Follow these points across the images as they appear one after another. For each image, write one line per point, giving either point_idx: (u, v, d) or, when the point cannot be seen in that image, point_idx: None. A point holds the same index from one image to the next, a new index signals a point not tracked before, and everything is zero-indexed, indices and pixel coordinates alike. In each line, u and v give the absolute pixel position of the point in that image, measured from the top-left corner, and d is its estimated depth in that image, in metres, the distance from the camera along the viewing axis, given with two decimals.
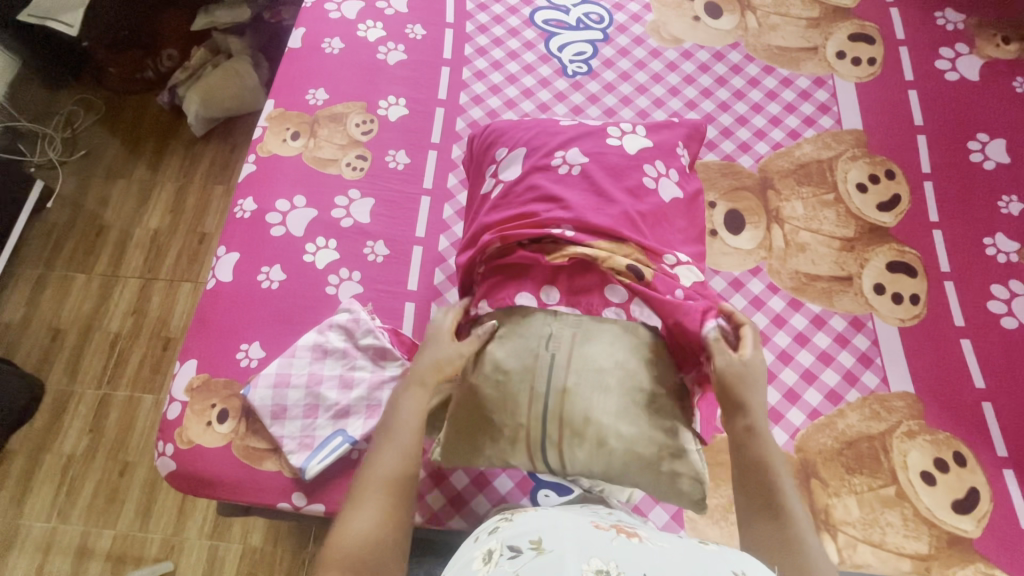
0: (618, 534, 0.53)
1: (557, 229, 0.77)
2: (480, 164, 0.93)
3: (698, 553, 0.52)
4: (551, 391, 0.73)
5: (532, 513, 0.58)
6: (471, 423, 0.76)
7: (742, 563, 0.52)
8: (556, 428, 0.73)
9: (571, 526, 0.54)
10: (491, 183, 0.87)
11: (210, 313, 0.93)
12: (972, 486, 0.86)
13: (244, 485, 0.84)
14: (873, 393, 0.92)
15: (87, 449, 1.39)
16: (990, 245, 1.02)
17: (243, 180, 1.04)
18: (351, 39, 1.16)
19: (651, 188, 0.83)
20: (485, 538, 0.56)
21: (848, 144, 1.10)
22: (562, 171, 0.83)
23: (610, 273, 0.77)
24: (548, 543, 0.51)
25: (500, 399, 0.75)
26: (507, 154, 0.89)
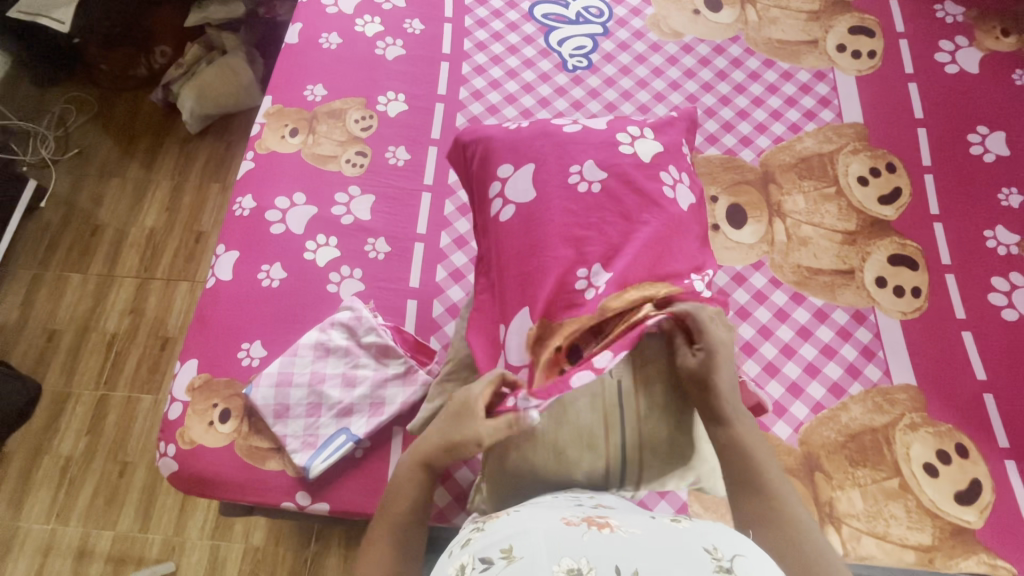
0: (589, 527, 0.52)
1: (583, 272, 0.74)
2: (481, 174, 0.88)
3: (671, 533, 0.51)
4: (626, 417, 0.73)
5: (505, 519, 0.56)
6: (543, 463, 0.71)
7: (716, 535, 0.51)
8: (634, 449, 0.72)
9: (541, 525, 0.52)
10: (499, 205, 0.83)
11: (210, 311, 0.92)
12: (974, 477, 0.86)
13: (248, 485, 0.83)
14: (875, 385, 0.92)
15: (85, 451, 1.38)
16: (990, 237, 1.02)
17: (242, 178, 1.03)
18: (348, 34, 1.15)
19: (670, 197, 0.81)
20: (458, 551, 0.54)
21: (848, 138, 1.10)
22: (580, 189, 0.80)
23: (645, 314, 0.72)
24: (518, 551, 0.49)
25: (572, 434, 0.72)
26: (515, 172, 0.84)
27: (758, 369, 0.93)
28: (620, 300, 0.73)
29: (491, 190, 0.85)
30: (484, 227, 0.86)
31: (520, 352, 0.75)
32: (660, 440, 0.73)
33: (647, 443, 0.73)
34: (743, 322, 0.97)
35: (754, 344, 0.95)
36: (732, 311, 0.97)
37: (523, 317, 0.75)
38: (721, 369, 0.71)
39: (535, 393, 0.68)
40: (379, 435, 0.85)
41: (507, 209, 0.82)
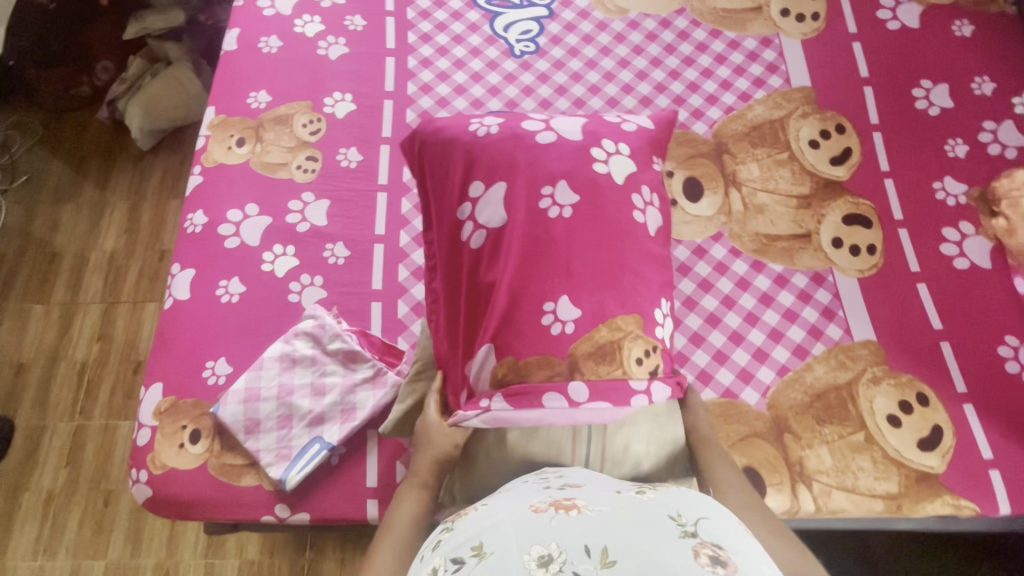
0: (557, 511, 0.52)
1: (550, 307, 0.71)
2: (449, 192, 0.82)
3: (636, 505, 0.52)
4: (593, 432, 0.72)
5: (473, 515, 0.56)
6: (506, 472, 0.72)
7: (679, 503, 0.53)
8: (596, 461, 0.72)
9: (507, 517, 0.53)
10: (470, 231, 0.78)
11: (170, 332, 0.90)
12: (936, 424, 0.89)
13: (225, 503, 0.82)
14: (837, 344, 0.94)
15: (67, 482, 1.36)
16: (940, 189, 1.04)
17: (191, 194, 1.00)
18: (288, 36, 1.12)
19: (640, 223, 0.78)
20: (430, 555, 0.54)
21: (797, 102, 1.11)
22: (552, 215, 0.75)
23: (625, 364, 0.71)
24: (488, 547, 0.49)
25: (540, 449, 0.71)
26: (486, 194, 0.78)
27: (723, 340, 0.95)
28: (589, 345, 0.71)
29: (461, 217, 0.79)
30: (445, 251, 0.81)
31: (486, 381, 0.73)
32: (616, 451, 0.72)
33: (613, 458, 0.72)
34: (706, 294, 0.98)
35: (718, 314, 0.97)
36: (694, 284, 0.99)
37: (487, 357, 0.72)
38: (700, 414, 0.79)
39: (507, 403, 0.70)
40: (354, 441, 0.85)
41: (478, 236, 0.77)
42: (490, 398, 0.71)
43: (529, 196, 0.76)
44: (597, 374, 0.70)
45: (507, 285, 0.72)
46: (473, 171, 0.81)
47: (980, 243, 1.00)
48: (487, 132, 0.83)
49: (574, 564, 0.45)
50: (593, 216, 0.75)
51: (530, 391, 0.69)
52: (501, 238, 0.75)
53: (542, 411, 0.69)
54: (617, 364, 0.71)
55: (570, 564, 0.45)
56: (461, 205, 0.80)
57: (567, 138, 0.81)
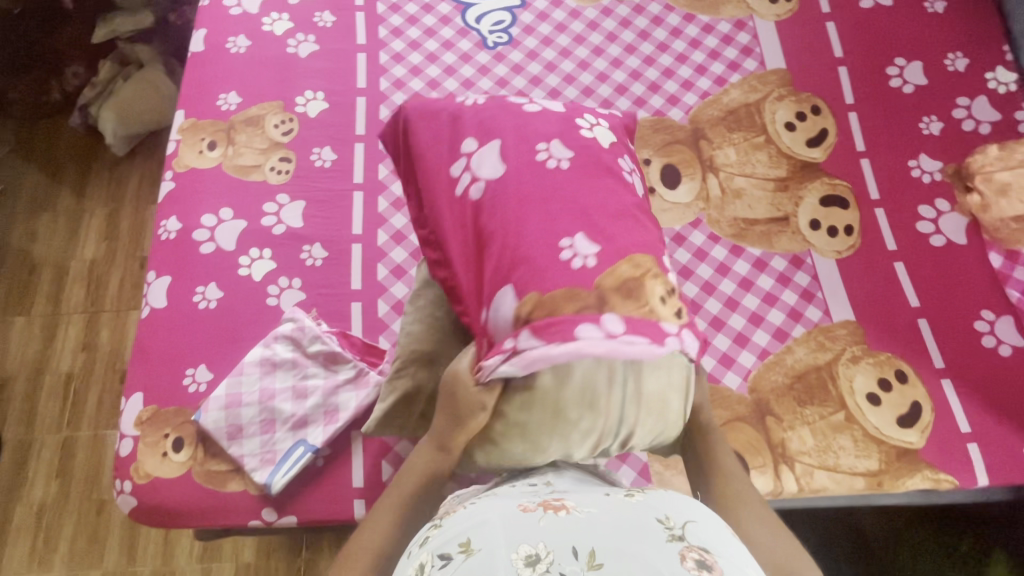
0: (545, 511, 0.53)
1: (568, 242, 0.64)
2: (440, 154, 0.77)
3: (624, 508, 0.53)
4: (627, 373, 0.64)
5: (461, 513, 0.56)
6: (541, 431, 0.65)
7: (667, 506, 0.54)
8: (634, 413, 0.65)
9: (496, 515, 0.53)
10: (468, 183, 0.72)
11: (148, 341, 0.89)
12: (914, 400, 0.90)
13: (210, 510, 0.82)
14: (816, 325, 0.95)
15: (58, 494, 1.35)
16: (915, 167, 1.05)
17: (164, 200, 0.99)
18: (256, 35, 1.10)
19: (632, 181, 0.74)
20: (417, 551, 0.54)
21: (773, 85, 1.11)
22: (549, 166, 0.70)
23: (657, 301, 0.64)
24: (476, 544, 0.49)
25: (573, 394, 0.63)
26: (480, 147, 0.73)
27: (704, 325, 0.95)
28: (615, 279, 0.63)
29: (456, 173, 0.74)
30: (438, 210, 0.74)
31: (509, 323, 0.64)
32: (651, 399, 0.66)
33: (650, 409, 0.66)
34: (686, 281, 0.98)
35: (698, 301, 0.97)
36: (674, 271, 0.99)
37: (508, 297, 0.64)
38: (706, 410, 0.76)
39: (536, 338, 0.60)
40: (338, 442, 0.85)
41: (477, 186, 0.71)
42: (516, 337, 0.62)
43: (523, 150, 0.71)
44: (628, 306, 0.62)
45: (513, 227, 0.66)
46: (460, 132, 0.77)
47: (955, 220, 1.01)
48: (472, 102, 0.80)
49: (561, 565, 0.45)
50: (592, 168, 0.71)
51: (559, 322, 0.60)
52: (501, 187, 0.70)
53: (578, 341, 0.60)
54: (644, 300, 0.63)
55: (557, 564, 0.45)
56: (455, 162, 0.75)
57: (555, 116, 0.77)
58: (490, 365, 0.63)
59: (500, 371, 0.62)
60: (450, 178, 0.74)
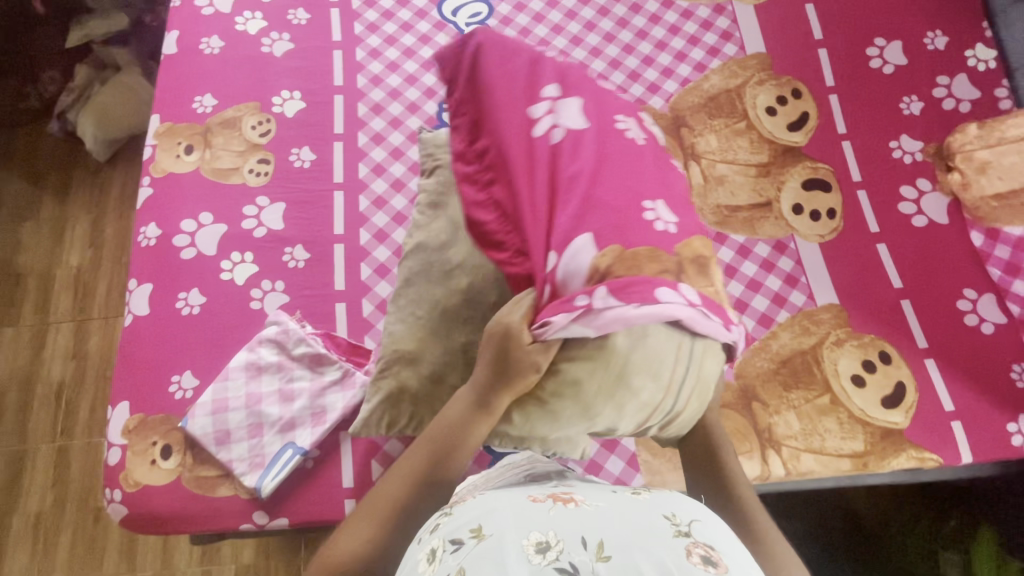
0: (555, 503, 0.53)
1: (651, 204, 0.73)
2: (517, 97, 0.81)
3: (631, 504, 0.53)
4: (689, 353, 0.70)
5: (472, 502, 0.56)
6: (598, 397, 0.69)
7: (673, 504, 0.53)
8: (687, 396, 0.71)
9: (506, 504, 0.53)
10: (548, 127, 0.77)
11: (132, 349, 0.89)
12: (898, 380, 0.91)
13: (201, 515, 0.82)
14: (801, 310, 0.96)
15: (55, 503, 1.36)
16: (896, 148, 1.05)
17: (143, 207, 0.97)
18: (230, 35, 1.09)
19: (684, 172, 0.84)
20: (427, 537, 0.54)
21: (753, 69, 1.10)
22: (628, 135, 0.78)
23: (717, 286, 0.74)
24: (488, 529, 0.49)
25: (635, 364, 0.68)
26: (563, 97, 0.79)
27: None
28: (686, 251, 0.73)
29: (535, 118, 0.78)
30: (512, 145, 0.78)
31: (584, 274, 0.69)
32: (705, 388, 0.73)
33: (700, 398, 0.72)
34: None
35: None
36: None
37: (588, 243, 0.70)
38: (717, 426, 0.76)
39: (616, 298, 0.67)
40: (327, 443, 0.85)
41: (556, 131, 0.76)
42: (592, 295, 0.67)
43: (602, 120, 0.78)
44: (697, 281, 0.72)
45: (593, 180, 0.73)
46: (542, 81, 0.81)
47: (937, 200, 1.01)
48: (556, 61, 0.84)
49: (570, 554, 0.45)
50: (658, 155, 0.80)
51: (641, 283, 0.67)
52: (581, 141, 0.76)
53: (658, 304, 0.67)
54: (709, 277, 0.73)
55: (566, 553, 0.45)
56: (536, 104, 0.79)
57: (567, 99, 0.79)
58: (561, 314, 0.67)
59: (569, 327, 0.67)
60: (531, 124, 0.79)
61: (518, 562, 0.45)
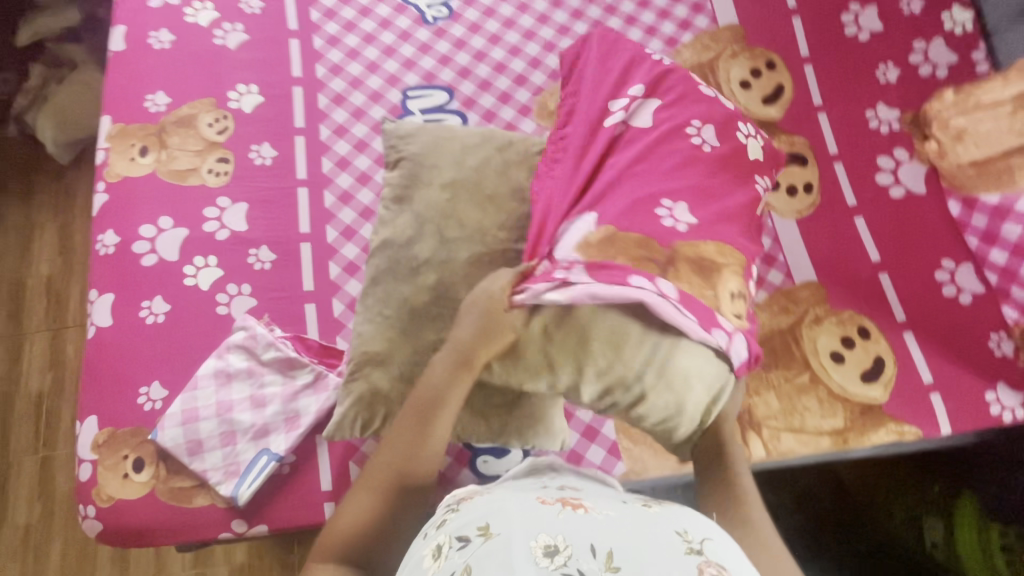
0: (564, 507, 0.50)
1: (668, 203, 0.76)
2: (604, 88, 0.85)
3: (641, 513, 0.50)
4: (661, 339, 0.70)
5: (478, 499, 0.54)
6: (560, 362, 0.71)
7: (686, 518, 0.50)
8: (653, 375, 0.70)
9: (514, 502, 0.50)
10: (617, 119, 0.82)
11: (97, 362, 0.86)
12: (877, 354, 0.90)
13: (178, 527, 0.81)
14: (778, 288, 0.95)
15: (43, 513, 1.34)
16: (872, 117, 1.03)
17: (98, 213, 0.94)
18: (180, 28, 1.04)
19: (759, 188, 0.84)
20: (433, 533, 0.51)
21: (726, 42, 1.07)
22: (693, 141, 0.81)
23: (723, 294, 0.74)
24: (495, 528, 0.47)
25: (603, 333, 0.70)
26: (643, 98, 0.84)
27: None
28: (688, 250, 0.74)
29: (612, 106, 0.83)
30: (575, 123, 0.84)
31: (574, 248, 0.74)
32: (679, 375, 0.70)
33: (670, 381, 0.70)
34: None
35: None
36: None
37: (586, 218, 0.75)
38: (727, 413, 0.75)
39: (588, 273, 0.70)
40: (303, 447, 0.84)
41: (617, 122, 0.82)
42: (568, 270, 0.71)
43: (677, 118, 0.82)
44: (688, 281, 0.72)
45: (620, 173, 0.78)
46: (634, 74, 0.86)
47: (914, 169, 0.99)
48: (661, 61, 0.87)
49: (579, 561, 0.43)
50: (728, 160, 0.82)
51: (616, 266, 0.71)
52: (641, 136, 0.81)
53: (628, 285, 0.69)
54: (709, 282, 0.73)
55: (575, 559, 0.43)
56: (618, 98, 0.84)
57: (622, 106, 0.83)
58: (537, 275, 0.73)
59: (544, 294, 0.70)
60: (603, 109, 0.83)
61: (526, 567, 0.43)
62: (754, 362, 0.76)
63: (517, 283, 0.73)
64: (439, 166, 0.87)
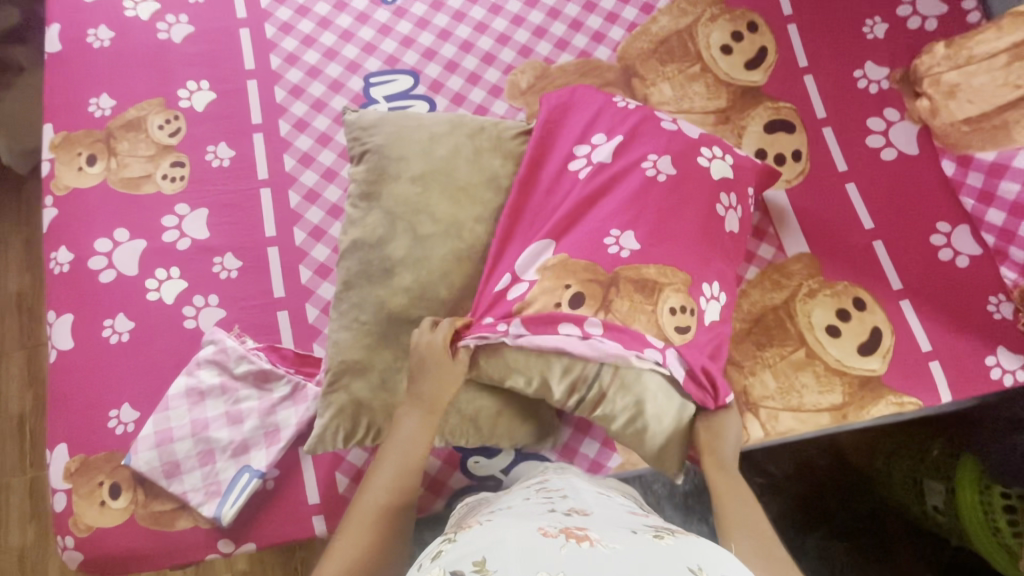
0: (567, 540, 0.47)
1: (614, 230, 0.74)
2: (572, 129, 0.83)
3: (651, 549, 0.46)
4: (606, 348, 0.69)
5: (477, 529, 0.51)
6: (524, 368, 0.71)
7: (700, 553, 0.47)
8: (609, 373, 0.69)
9: (514, 533, 0.47)
10: (580, 163, 0.80)
11: (61, 387, 0.82)
12: (874, 326, 0.87)
13: (161, 552, 0.78)
14: (770, 264, 0.91)
15: (37, 537, 1.27)
16: (861, 77, 0.98)
17: (49, 230, 0.88)
18: (119, 23, 0.96)
19: (718, 217, 0.79)
20: (426, 564, 0.47)
21: (704, 4, 1.01)
22: (649, 176, 0.78)
23: (661, 317, 0.72)
24: (492, 564, 0.43)
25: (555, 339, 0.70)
26: (608, 141, 0.81)
27: None
28: (634, 275, 0.72)
29: (576, 151, 0.81)
30: (542, 163, 0.82)
31: (531, 269, 0.74)
32: (630, 378, 0.69)
33: (626, 380, 0.69)
34: None
35: None
36: None
37: (539, 250, 0.75)
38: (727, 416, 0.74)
39: (524, 327, 0.70)
40: (286, 462, 0.81)
41: (581, 166, 0.80)
42: (508, 323, 0.71)
43: (635, 156, 0.79)
44: (628, 302, 0.72)
45: (579, 217, 0.76)
46: (595, 122, 0.83)
47: (906, 129, 0.95)
48: (627, 107, 0.84)
49: None
50: (691, 186, 0.78)
51: (548, 313, 0.71)
52: (605, 174, 0.78)
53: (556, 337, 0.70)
54: (649, 300, 0.72)
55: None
56: (580, 144, 0.82)
57: (585, 138, 0.82)
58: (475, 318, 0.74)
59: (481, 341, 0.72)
60: (566, 153, 0.81)
61: None
62: (713, 407, 0.73)
63: (456, 332, 0.73)
64: (406, 158, 0.81)
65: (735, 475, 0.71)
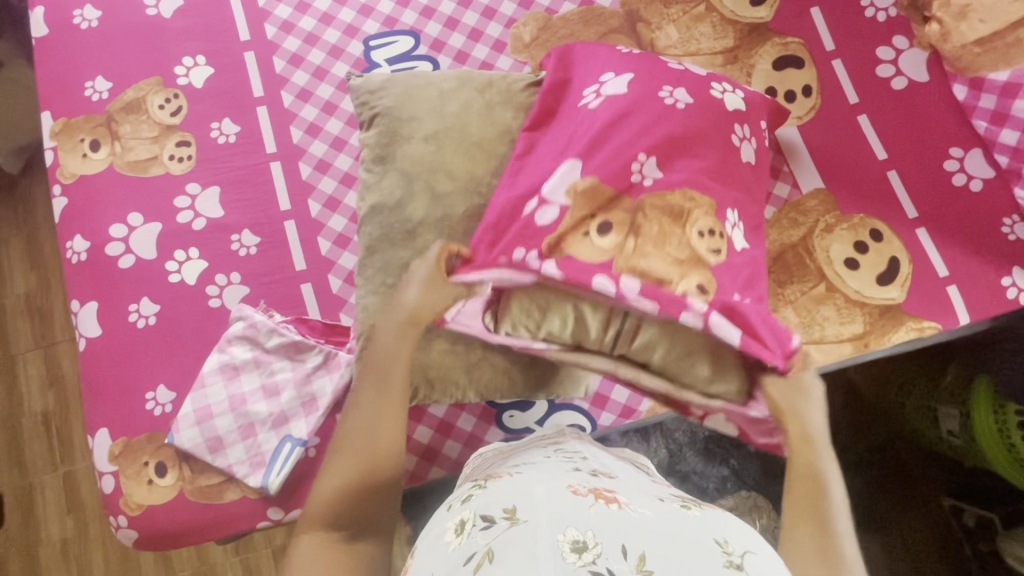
0: (597, 500, 0.47)
1: (637, 156, 0.70)
2: (577, 72, 0.81)
3: (680, 519, 0.46)
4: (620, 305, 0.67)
5: (506, 479, 0.52)
6: (553, 311, 0.68)
7: (725, 528, 0.47)
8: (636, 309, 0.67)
9: (543, 487, 0.48)
10: (591, 98, 0.76)
11: (95, 374, 0.83)
12: (891, 256, 0.88)
13: (213, 523, 0.80)
14: (786, 202, 0.92)
15: (77, 530, 1.29)
16: (867, 6, 0.97)
17: (61, 219, 0.87)
18: (105, 2, 0.93)
19: (735, 145, 0.76)
20: (457, 506, 0.49)
21: None
22: (667, 104, 0.74)
23: (691, 237, 0.68)
24: (522, 513, 0.44)
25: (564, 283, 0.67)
26: (614, 78, 0.77)
27: None
28: (659, 201, 0.69)
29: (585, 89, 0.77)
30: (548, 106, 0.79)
31: (557, 192, 0.69)
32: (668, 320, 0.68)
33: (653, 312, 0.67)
34: None
35: None
36: None
37: (557, 178, 0.70)
38: (808, 408, 0.66)
39: (559, 268, 0.66)
40: (326, 429, 0.82)
41: (594, 99, 0.75)
42: (541, 259, 0.67)
43: (649, 85, 0.75)
44: (653, 225, 0.68)
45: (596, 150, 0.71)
46: (602, 65, 0.79)
47: (916, 56, 0.94)
48: (633, 53, 0.81)
49: (608, 560, 0.40)
50: (708, 121, 0.75)
51: (583, 263, 0.67)
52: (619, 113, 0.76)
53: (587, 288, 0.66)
54: (679, 223, 0.68)
55: (604, 558, 0.40)
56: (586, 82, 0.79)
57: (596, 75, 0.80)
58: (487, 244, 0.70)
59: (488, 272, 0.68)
60: (574, 94, 0.79)
61: (550, 563, 0.40)
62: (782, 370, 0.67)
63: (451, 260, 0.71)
64: (417, 118, 0.80)
65: (821, 480, 0.62)
